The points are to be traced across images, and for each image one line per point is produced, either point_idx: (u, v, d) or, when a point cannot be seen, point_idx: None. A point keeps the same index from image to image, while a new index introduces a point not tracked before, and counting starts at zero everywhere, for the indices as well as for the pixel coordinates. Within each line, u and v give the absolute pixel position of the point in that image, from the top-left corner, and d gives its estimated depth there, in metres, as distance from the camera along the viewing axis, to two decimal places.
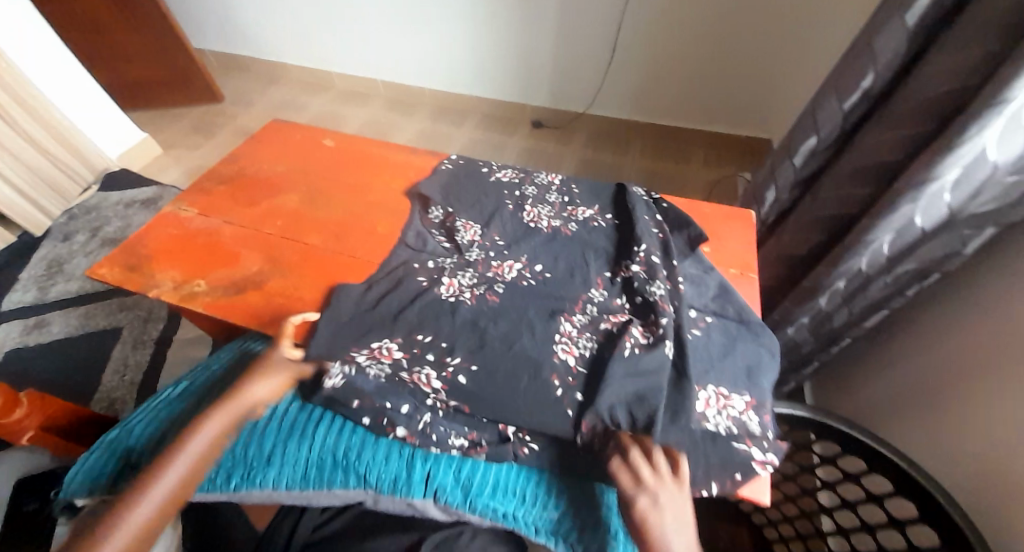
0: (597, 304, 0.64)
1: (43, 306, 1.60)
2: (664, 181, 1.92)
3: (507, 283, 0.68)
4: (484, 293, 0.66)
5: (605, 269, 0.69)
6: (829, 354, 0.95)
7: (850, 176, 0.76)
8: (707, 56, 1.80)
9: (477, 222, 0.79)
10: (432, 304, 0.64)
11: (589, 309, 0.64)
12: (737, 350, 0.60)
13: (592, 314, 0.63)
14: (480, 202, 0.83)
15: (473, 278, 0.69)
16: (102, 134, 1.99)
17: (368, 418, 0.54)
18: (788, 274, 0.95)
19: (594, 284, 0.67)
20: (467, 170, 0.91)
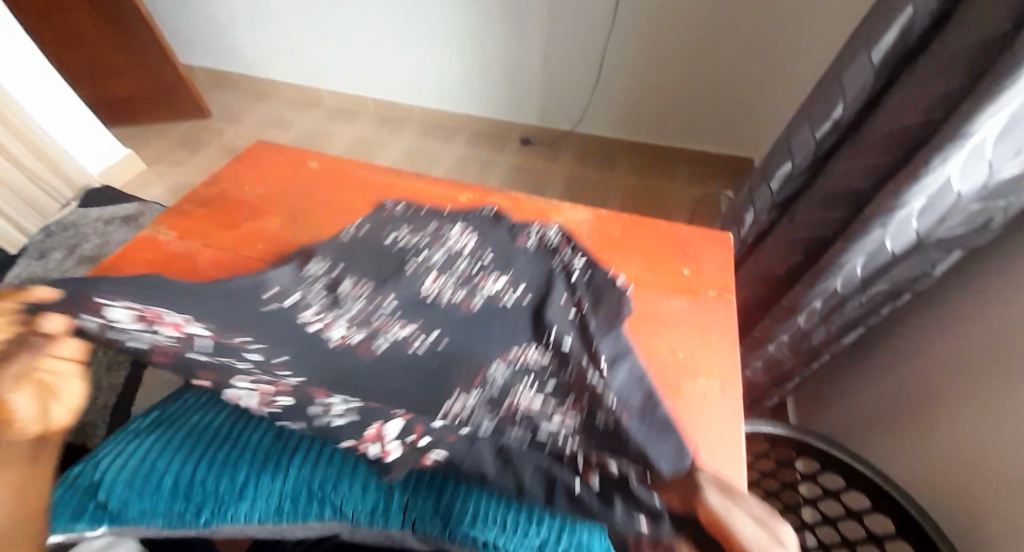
0: (492, 387, 0.53)
1: None
2: (648, 198, 1.94)
3: (394, 339, 0.60)
4: (365, 341, 0.59)
5: (508, 349, 0.58)
6: (809, 370, 0.97)
7: (825, 201, 0.77)
8: (688, 78, 1.85)
9: (371, 282, 0.68)
10: (303, 340, 0.56)
11: (482, 393, 0.52)
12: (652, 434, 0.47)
13: (491, 394, 0.53)
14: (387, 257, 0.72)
15: (354, 322, 0.62)
16: (83, 150, 1.96)
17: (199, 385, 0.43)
18: (767, 295, 0.96)
19: (494, 363, 0.56)
20: (371, 233, 0.78)
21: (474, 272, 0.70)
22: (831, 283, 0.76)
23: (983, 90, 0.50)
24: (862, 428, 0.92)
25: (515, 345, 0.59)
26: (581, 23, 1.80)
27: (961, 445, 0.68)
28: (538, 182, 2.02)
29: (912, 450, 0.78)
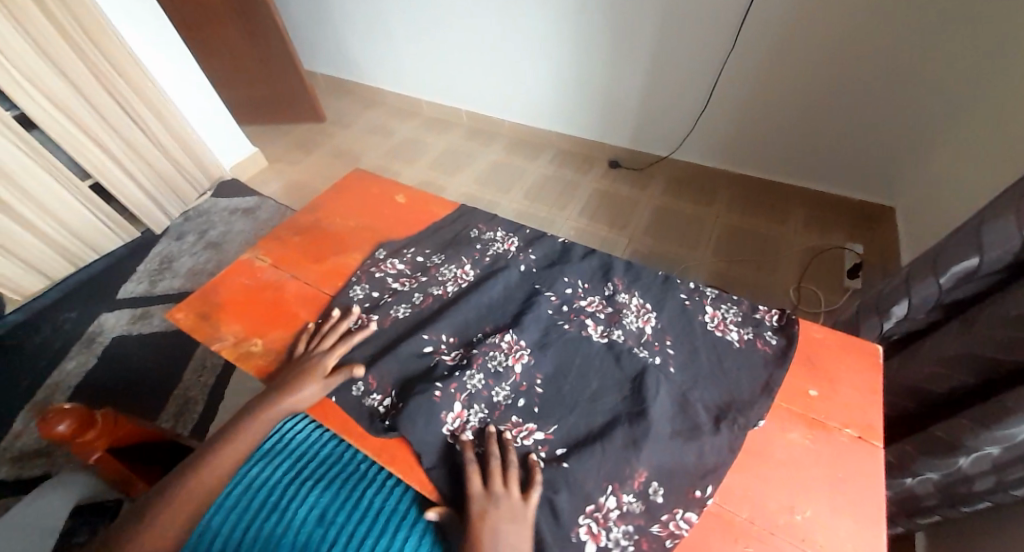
0: (625, 332, 0.69)
1: (149, 298, 1.78)
2: (754, 241, 1.72)
3: (552, 295, 0.75)
4: (506, 286, 0.77)
5: (608, 289, 0.76)
6: (959, 513, 0.75)
7: (1023, 319, 0.59)
8: (820, 116, 1.59)
9: (451, 257, 0.85)
10: (472, 308, 0.74)
11: (616, 334, 0.68)
12: (719, 385, 0.61)
13: (614, 344, 0.67)
14: (478, 287, 0.77)
15: (450, 274, 0.81)
16: (221, 147, 2.20)
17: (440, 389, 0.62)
18: (918, 412, 0.76)
19: (612, 324, 0.70)
20: (467, 238, 0.89)
21: (552, 259, 0.83)
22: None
23: None
24: None
25: (631, 310, 0.72)
26: (699, 44, 1.61)
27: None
28: (626, 211, 1.88)
29: None
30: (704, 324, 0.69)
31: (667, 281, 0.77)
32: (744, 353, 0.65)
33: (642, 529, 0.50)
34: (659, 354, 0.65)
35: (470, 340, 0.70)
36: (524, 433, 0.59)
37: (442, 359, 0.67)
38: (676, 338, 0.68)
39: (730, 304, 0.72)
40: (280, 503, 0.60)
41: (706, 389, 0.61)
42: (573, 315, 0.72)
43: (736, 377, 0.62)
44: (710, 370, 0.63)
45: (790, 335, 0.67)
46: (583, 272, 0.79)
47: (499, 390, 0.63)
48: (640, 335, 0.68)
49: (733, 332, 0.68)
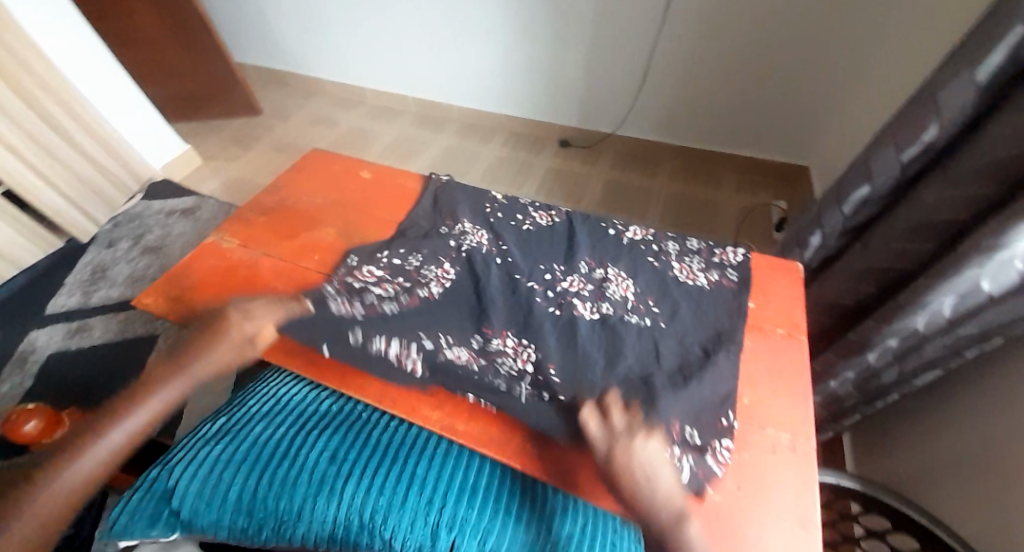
0: (614, 300, 0.72)
1: (86, 310, 1.66)
2: (694, 206, 1.86)
3: (541, 284, 0.75)
4: (500, 275, 0.76)
5: (585, 264, 0.79)
6: (872, 408, 0.89)
7: (907, 231, 0.72)
8: (745, 85, 1.74)
9: (430, 258, 0.80)
10: (455, 309, 0.70)
11: (605, 306, 0.71)
12: (705, 326, 0.68)
13: (605, 317, 0.69)
14: (464, 281, 0.75)
15: (435, 274, 0.76)
16: (148, 147, 2.07)
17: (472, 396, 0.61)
18: (835, 325, 0.90)
19: (598, 300, 0.72)
20: (444, 236, 0.85)
21: (518, 243, 0.84)
22: (914, 320, 0.70)
23: None
24: (922, 473, 0.86)
25: (612, 281, 0.76)
26: (632, 23, 1.71)
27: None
28: (577, 187, 1.97)
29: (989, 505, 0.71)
30: (676, 278, 0.76)
31: (632, 248, 0.82)
32: (715, 294, 0.73)
33: (698, 460, 0.53)
34: (646, 316, 0.69)
35: (472, 344, 0.65)
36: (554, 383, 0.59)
37: (450, 356, 0.63)
38: (656, 298, 0.73)
39: (692, 255, 0.81)
40: (291, 452, 0.60)
41: (696, 334, 0.67)
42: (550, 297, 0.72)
43: (718, 318, 0.69)
44: (693, 318, 0.69)
45: (745, 272, 0.77)
46: (553, 258, 0.81)
47: (522, 386, 0.59)
48: (627, 304, 0.72)
49: (700, 279, 0.76)
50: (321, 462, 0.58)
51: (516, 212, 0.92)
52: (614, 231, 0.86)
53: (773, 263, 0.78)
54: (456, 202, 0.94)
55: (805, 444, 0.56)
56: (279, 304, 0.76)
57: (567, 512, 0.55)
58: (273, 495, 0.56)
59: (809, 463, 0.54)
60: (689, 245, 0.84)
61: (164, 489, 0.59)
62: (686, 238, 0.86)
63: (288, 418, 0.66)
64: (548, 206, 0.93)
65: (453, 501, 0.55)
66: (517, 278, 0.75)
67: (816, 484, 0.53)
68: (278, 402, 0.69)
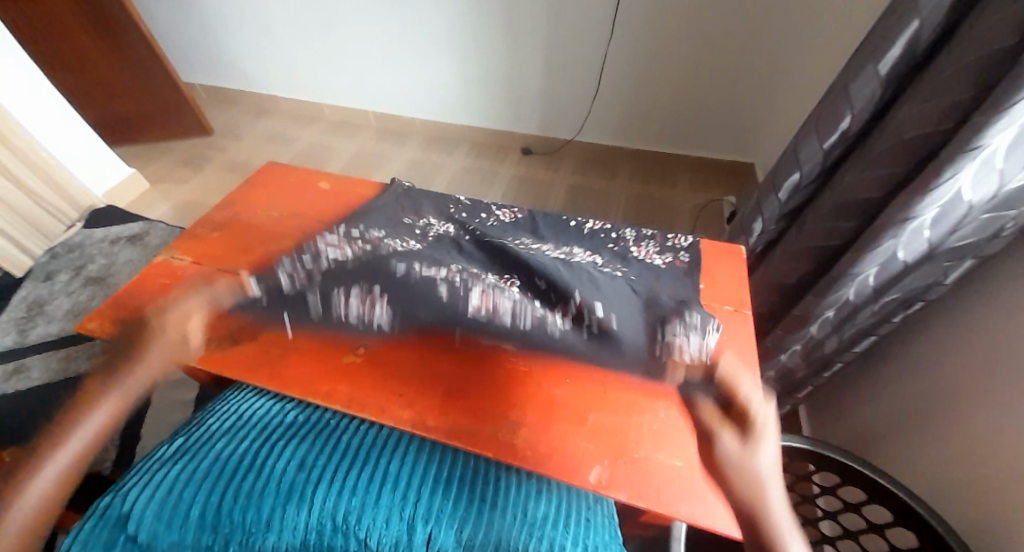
0: (587, 260, 0.82)
1: (23, 349, 1.54)
2: (650, 204, 1.94)
3: (518, 245, 0.85)
4: (475, 238, 0.86)
5: (551, 236, 0.89)
6: (821, 378, 0.96)
7: (834, 211, 0.78)
8: (689, 89, 1.85)
9: (398, 238, 0.86)
10: (435, 258, 0.80)
11: (580, 257, 0.83)
12: (665, 290, 0.77)
13: (580, 262, 0.81)
14: (441, 248, 0.84)
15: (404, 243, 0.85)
16: (89, 173, 1.97)
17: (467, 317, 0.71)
18: (780, 303, 0.96)
19: (574, 254, 0.84)
20: (410, 228, 0.90)
21: (477, 223, 0.93)
22: (844, 291, 0.76)
23: (989, 106, 0.51)
24: (871, 435, 0.92)
25: (577, 248, 0.86)
26: (583, 33, 1.78)
27: (964, 459, 0.69)
28: (540, 193, 2.01)
29: (926, 456, 0.77)
30: (636, 257, 0.84)
31: (593, 236, 0.89)
32: (671, 272, 0.80)
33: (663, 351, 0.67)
34: (614, 267, 0.81)
35: (455, 292, 0.73)
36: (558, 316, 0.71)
37: (443, 293, 0.73)
38: (622, 264, 0.82)
39: (646, 241, 0.88)
40: (257, 463, 0.59)
41: (661, 285, 0.77)
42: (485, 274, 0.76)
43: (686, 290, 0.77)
44: (658, 277, 0.79)
45: (697, 254, 0.84)
46: (523, 235, 0.89)
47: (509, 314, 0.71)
48: (595, 263, 0.81)
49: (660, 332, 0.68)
50: (290, 470, 0.58)
51: (479, 211, 0.98)
52: (575, 223, 0.93)
53: (719, 247, 0.85)
54: (419, 206, 0.98)
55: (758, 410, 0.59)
56: (248, 318, 0.76)
57: (539, 496, 0.58)
58: (243, 506, 0.55)
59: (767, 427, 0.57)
60: (644, 232, 0.91)
61: (120, 514, 0.56)
62: (642, 231, 0.91)
63: (254, 429, 0.65)
64: (512, 207, 0.99)
65: (426, 496, 0.56)
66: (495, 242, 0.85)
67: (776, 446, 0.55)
68: (239, 417, 0.67)
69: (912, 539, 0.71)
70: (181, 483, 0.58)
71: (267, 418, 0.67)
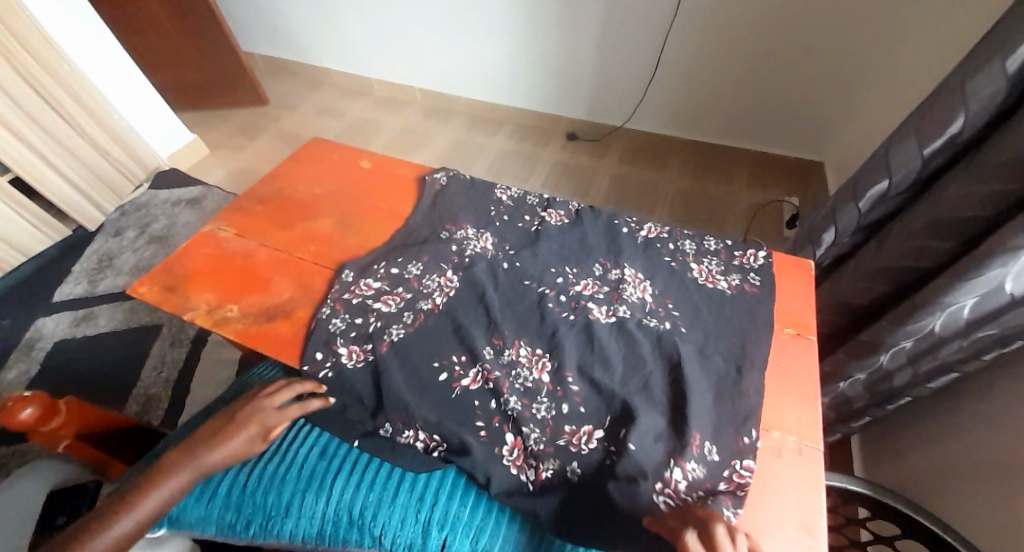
0: (629, 304, 0.68)
1: (92, 299, 1.65)
2: (704, 200, 1.82)
3: (557, 288, 0.71)
4: (509, 270, 0.74)
5: (597, 262, 0.75)
6: (883, 410, 0.86)
7: (927, 228, 0.69)
8: (760, 77, 1.69)
9: (424, 263, 0.75)
10: (452, 317, 0.67)
11: (622, 308, 0.67)
12: (727, 340, 0.63)
13: (621, 321, 0.65)
14: (468, 284, 0.71)
15: (435, 283, 0.72)
16: (155, 135, 2.06)
17: (482, 422, 0.56)
18: (848, 323, 0.87)
19: (616, 301, 0.69)
20: (448, 242, 0.79)
21: (510, 245, 0.79)
22: (931, 321, 0.68)
23: None
24: (936, 478, 0.83)
25: (627, 283, 0.71)
26: (645, 13, 1.66)
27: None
28: (585, 180, 1.94)
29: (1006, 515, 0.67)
30: (695, 280, 0.72)
31: (647, 247, 0.78)
32: (739, 299, 0.69)
33: (712, 491, 0.49)
34: (660, 316, 0.66)
35: (484, 355, 0.62)
36: (584, 438, 0.53)
37: (464, 385, 0.58)
38: (676, 300, 0.69)
39: (710, 256, 0.77)
40: (280, 446, 0.59)
41: (719, 342, 0.63)
42: (507, 369, 0.60)
43: (739, 324, 0.66)
44: (716, 323, 0.65)
45: (768, 275, 0.73)
46: (564, 259, 0.76)
47: (539, 406, 0.56)
48: (644, 309, 0.68)
49: (696, 501, 0.48)
50: (313, 457, 0.58)
51: (524, 214, 0.86)
52: (627, 229, 0.82)
53: (791, 260, 0.76)
54: (455, 209, 0.88)
55: (811, 447, 0.54)
56: (285, 295, 0.76)
57: None
58: (265, 491, 0.55)
59: (815, 465, 0.52)
60: (707, 244, 0.80)
61: None
62: (705, 237, 0.81)
63: None
64: (558, 205, 0.88)
65: (444, 498, 0.54)
66: (535, 288, 0.71)
67: (822, 489, 0.51)
68: None
69: None
70: None
71: None
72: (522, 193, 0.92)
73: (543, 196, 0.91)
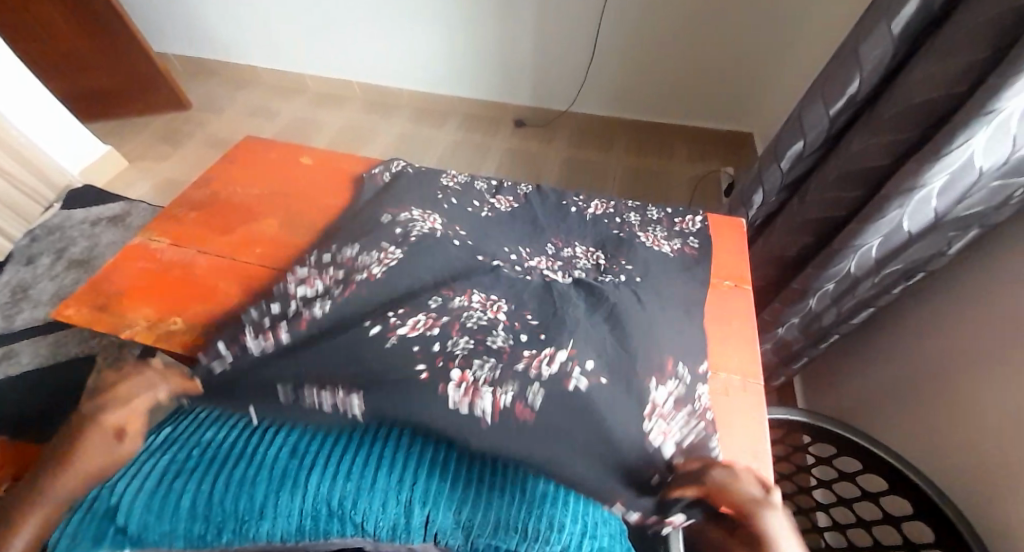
0: (585, 269, 0.72)
1: (10, 335, 1.50)
2: (646, 177, 1.90)
3: (513, 260, 0.73)
4: (460, 242, 0.74)
5: (549, 241, 0.79)
6: (817, 350, 0.95)
7: (839, 181, 0.76)
8: (687, 53, 1.77)
9: (360, 243, 0.75)
10: (411, 289, 0.66)
11: (578, 272, 0.72)
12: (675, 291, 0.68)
13: (580, 283, 0.69)
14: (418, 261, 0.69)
15: (374, 257, 0.71)
16: (64, 151, 1.89)
17: (423, 365, 0.55)
18: (780, 275, 0.95)
19: (571, 269, 0.73)
20: (392, 221, 0.77)
21: (451, 222, 0.79)
22: (846, 263, 0.75)
23: (1011, 64, 0.48)
24: (866, 406, 0.92)
25: (580, 251, 0.76)
26: None
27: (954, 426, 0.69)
28: (533, 166, 1.96)
29: (924, 428, 0.77)
30: (643, 245, 0.77)
31: (595, 224, 0.82)
32: (683, 260, 0.74)
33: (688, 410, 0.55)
34: (617, 271, 0.71)
35: (432, 306, 0.62)
36: (547, 360, 0.54)
37: (402, 333, 0.58)
38: (628, 259, 0.74)
39: (653, 225, 0.81)
40: (246, 451, 0.57)
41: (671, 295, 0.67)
42: (457, 313, 0.61)
43: (684, 280, 0.70)
44: (665, 272, 0.71)
45: (706, 236, 0.79)
46: (518, 239, 0.79)
47: (495, 337, 0.58)
48: (598, 271, 0.72)
49: (684, 422, 0.54)
50: (285, 457, 0.56)
51: (473, 199, 0.87)
52: (575, 209, 0.86)
53: (726, 218, 0.82)
54: (401, 196, 0.85)
55: (754, 385, 0.60)
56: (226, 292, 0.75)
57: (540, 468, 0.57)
58: (236, 499, 0.53)
59: (757, 399, 0.58)
60: (650, 215, 0.85)
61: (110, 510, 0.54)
62: (646, 208, 0.86)
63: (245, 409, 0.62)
64: (506, 191, 0.90)
65: (423, 477, 0.55)
66: (490, 261, 0.71)
67: (765, 419, 0.57)
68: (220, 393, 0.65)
69: (909, 509, 0.72)
70: (167, 474, 0.55)
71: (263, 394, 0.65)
72: (469, 180, 0.92)
73: (491, 182, 0.93)
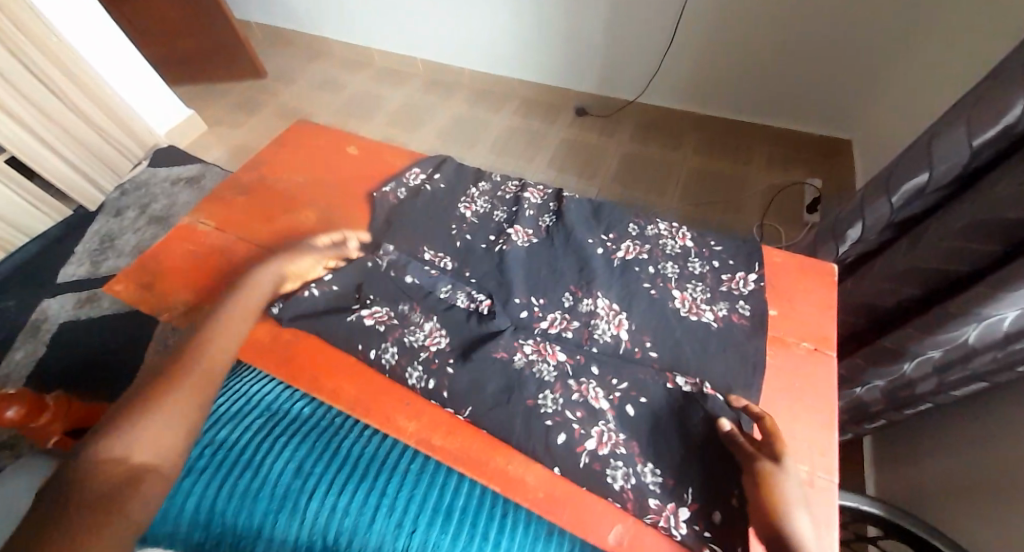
0: (602, 344, 0.61)
1: (95, 280, 1.63)
2: (718, 182, 1.73)
3: (523, 324, 0.64)
4: (467, 300, 0.67)
5: (567, 289, 0.67)
6: (901, 414, 0.81)
7: (967, 230, 0.61)
8: (785, 47, 1.56)
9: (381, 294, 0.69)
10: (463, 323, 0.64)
11: (593, 348, 0.61)
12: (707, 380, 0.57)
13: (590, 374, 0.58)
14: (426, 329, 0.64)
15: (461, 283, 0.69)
16: (153, 112, 2.00)
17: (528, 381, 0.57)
18: (872, 326, 0.81)
19: (585, 340, 0.62)
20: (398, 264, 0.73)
21: (462, 266, 0.72)
22: (965, 331, 0.61)
23: None
24: (953, 488, 0.78)
25: (602, 320, 0.64)
26: None
27: None
28: (596, 159, 1.84)
29: None
30: (677, 311, 0.64)
31: (625, 271, 0.70)
32: (726, 334, 0.61)
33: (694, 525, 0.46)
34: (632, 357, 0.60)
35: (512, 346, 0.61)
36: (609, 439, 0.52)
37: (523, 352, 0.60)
38: (655, 336, 0.62)
39: (695, 282, 0.68)
40: (254, 461, 0.58)
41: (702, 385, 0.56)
42: (534, 359, 0.59)
43: (724, 365, 0.58)
44: (698, 366, 0.58)
45: (760, 303, 0.65)
46: (531, 286, 0.68)
47: (550, 399, 0.55)
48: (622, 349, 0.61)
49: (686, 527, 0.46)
50: (287, 476, 0.56)
51: (490, 232, 0.77)
52: (602, 250, 0.73)
53: (819, 267, 0.69)
54: (411, 229, 0.78)
55: (825, 479, 0.49)
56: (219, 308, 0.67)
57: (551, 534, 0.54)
58: (240, 513, 0.54)
59: (825, 497, 0.48)
60: (692, 267, 0.71)
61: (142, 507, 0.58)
62: (690, 255, 0.72)
63: (261, 420, 0.64)
64: (527, 221, 0.78)
65: (422, 526, 0.52)
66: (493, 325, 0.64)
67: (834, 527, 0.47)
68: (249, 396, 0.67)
69: None
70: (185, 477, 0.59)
71: (281, 407, 0.65)
72: (489, 207, 0.82)
73: (512, 209, 0.81)
